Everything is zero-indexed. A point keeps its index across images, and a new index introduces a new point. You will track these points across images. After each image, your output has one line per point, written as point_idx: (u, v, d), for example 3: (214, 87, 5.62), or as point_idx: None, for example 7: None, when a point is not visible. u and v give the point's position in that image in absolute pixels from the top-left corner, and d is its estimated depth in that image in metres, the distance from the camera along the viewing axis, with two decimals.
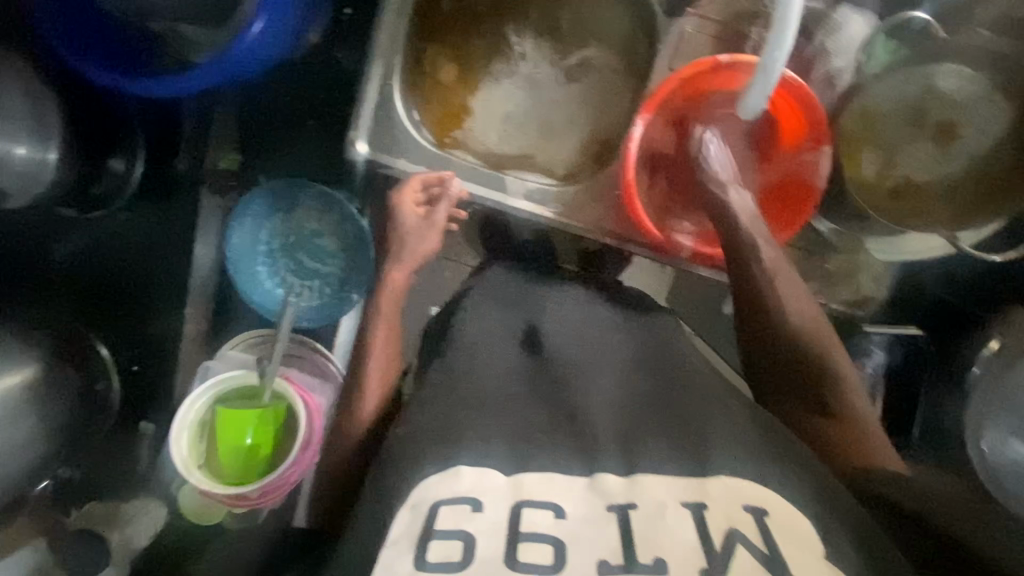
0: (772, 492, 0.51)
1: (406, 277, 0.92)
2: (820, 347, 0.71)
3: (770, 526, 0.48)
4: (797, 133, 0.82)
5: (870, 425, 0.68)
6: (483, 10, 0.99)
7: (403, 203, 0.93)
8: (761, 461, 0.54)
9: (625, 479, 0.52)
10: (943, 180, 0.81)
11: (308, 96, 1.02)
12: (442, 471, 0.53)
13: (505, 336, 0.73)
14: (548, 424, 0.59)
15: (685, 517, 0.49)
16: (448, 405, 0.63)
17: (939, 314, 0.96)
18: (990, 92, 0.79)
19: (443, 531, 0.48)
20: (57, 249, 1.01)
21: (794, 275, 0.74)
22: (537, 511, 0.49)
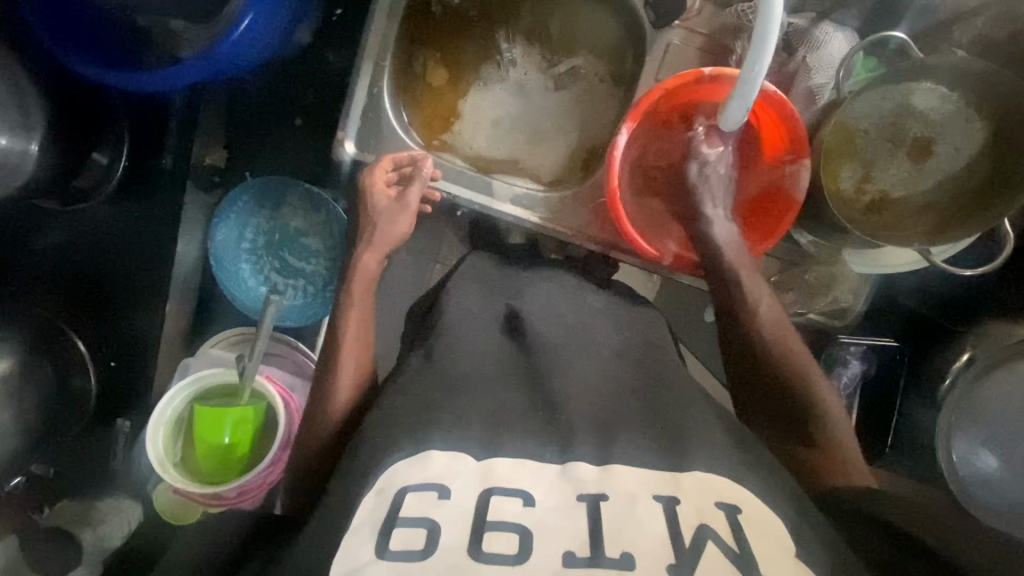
0: (742, 487, 0.53)
1: (376, 263, 0.88)
2: (800, 370, 0.73)
3: (741, 522, 0.49)
4: (778, 146, 0.84)
5: (849, 447, 0.70)
6: (474, 16, 1.00)
7: (375, 185, 0.89)
8: (731, 462, 0.55)
9: (598, 469, 0.53)
10: (918, 196, 0.83)
11: (297, 95, 1.03)
12: (412, 455, 0.54)
13: (488, 320, 0.74)
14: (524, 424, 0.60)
15: (654, 512, 0.49)
16: (432, 388, 0.63)
17: (915, 327, 0.98)
18: (965, 112, 0.80)
19: (409, 517, 0.49)
20: (38, 241, 1.01)
21: (773, 300, 0.76)
22: (508, 498, 0.50)
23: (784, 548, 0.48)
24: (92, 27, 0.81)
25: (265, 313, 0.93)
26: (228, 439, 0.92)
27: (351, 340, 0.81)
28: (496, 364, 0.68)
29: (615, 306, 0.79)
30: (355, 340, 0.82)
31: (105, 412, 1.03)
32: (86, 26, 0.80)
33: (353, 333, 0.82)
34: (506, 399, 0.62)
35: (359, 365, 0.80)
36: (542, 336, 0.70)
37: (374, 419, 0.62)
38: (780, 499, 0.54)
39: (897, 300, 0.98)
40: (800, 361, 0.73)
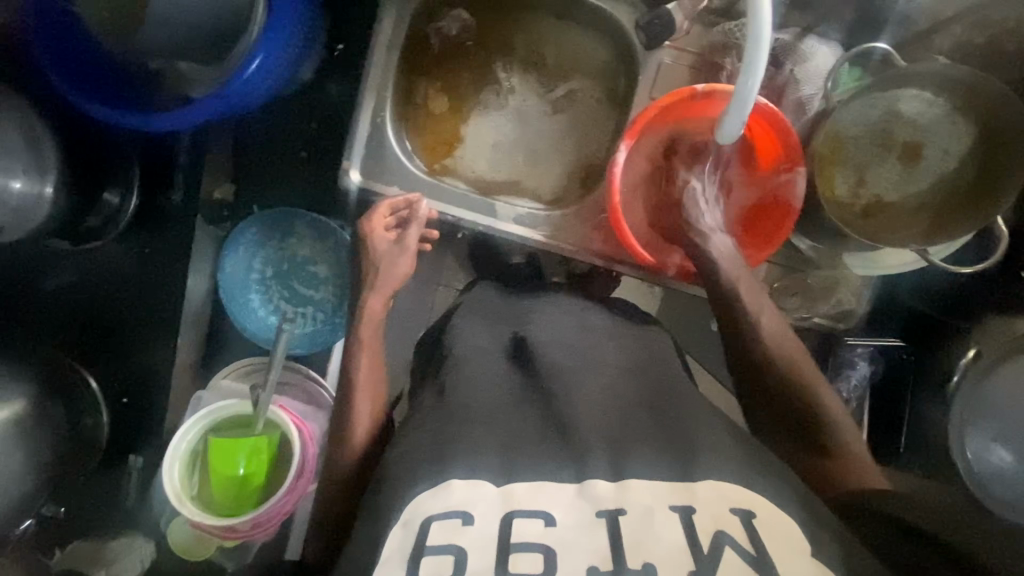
0: (761, 496, 0.54)
1: (383, 305, 0.90)
2: (805, 379, 0.74)
3: (756, 526, 0.51)
4: (773, 157, 0.86)
5: (859, 449, 0.71)
6: (471, 47, 1.04)
7: (374, 231, 0.92)
8: (740, 468, 0.56)
9: (614, 485, 0.55)
10: (911, 197, 0.85)
11: (301, 128, 1.05)
12: (433, 487, 0.56)
13: (494, 348, 0.76)
14: (539, 435, 0.62)
15: (671, 522, 0.51)
16: (456, 422, 0.64)
17: (919, 326, 0.99)
18: (951, 114, 0.83)
19: (436, 546, 0.51)
20: (49, 282, 1.02)
21: (778, 320, 0.77)
22: (528, 520, 0.52)
23: (800, 551, 0.50)
24: (102, 71, 0.82)
25: (279, 340, 0.95)
26: (242, 470, 0.92)
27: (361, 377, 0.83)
28: (505, 391, 0.69)
29: (622, 325, 0.81)
30: (367, 378, 0.84)
31: (118, 450, 1.03)
32: (97, 72, 0.82)
33: (368, 377, 0.84)
34: (519, 425, 0.64)
35: (372, 398, 0.82)
36: (550, 359, 0.72)
37: (397, 451, 0.64)
38: (796, 506, 0.55)
39: (899, 301, 0.99)
40: (807, 372, 0.75)
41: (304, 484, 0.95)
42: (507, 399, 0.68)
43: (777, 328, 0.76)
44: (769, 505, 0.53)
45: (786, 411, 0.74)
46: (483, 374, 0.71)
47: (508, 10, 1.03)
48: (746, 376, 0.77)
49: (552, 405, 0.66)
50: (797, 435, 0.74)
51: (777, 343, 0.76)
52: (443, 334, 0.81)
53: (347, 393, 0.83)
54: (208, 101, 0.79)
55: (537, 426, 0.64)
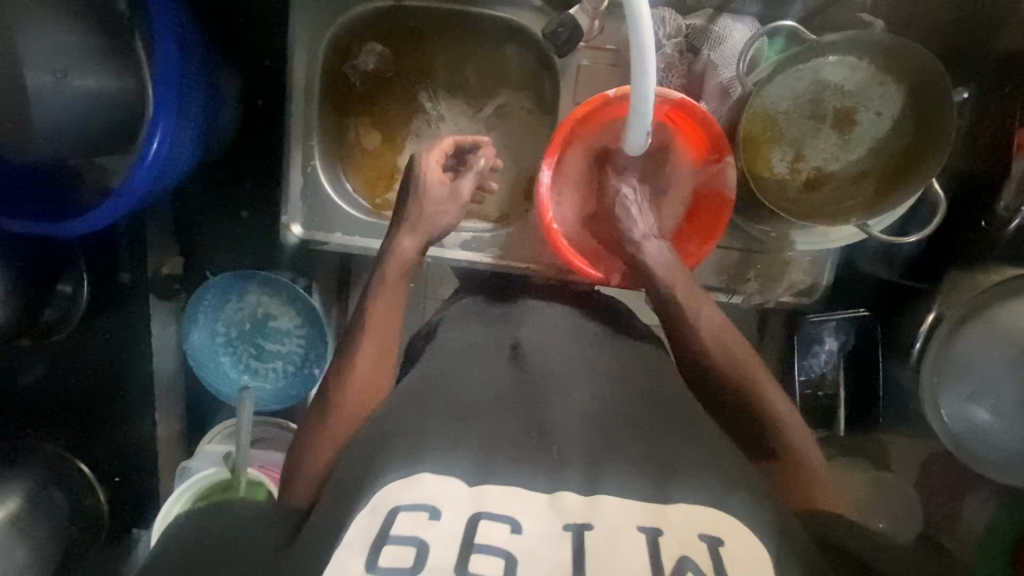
0: (736, 520, 0.53)
1: (417, 249, 0.81)
2: (756, 389, 0.71)
3: (724, 556, 0.51)
4: (701, 148, 0.83)
5: (813, 459, 0.70)
6: (391, 77, 1.02)
7: (430, 165, 0.85)
8: (715, 490, 0.56)
9: (585, 498, 0.54)
10: (852, 165, 0.83)
11: (238, 187, 1.04)
12: (405, 476, 0.55)
13: (489, 349, 0.74)
14: (520, 438, 0.60)
15: (638, 542, 0.50)
16: (436, 414, 0.63)
17: (886, 292, 0.96)
18: (878, 76, 0.80)
19: (400, 535, 0.50)
20: (24, 377, 1.03)
21: (719, 314, 0.75)
22: (495, 524, 0.51)
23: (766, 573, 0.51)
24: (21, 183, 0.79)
25: (241, 403, 0.96)
26: None
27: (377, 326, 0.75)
28: (492, 391, 0.67)
29: (589, 324, 0.80)
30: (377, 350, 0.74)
31: (122, 523, 1.07)
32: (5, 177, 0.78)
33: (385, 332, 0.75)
34: (500, 427, 0.62)
35: (380, 350, 0.75)
36: (541, 362, 0.71)
37: None
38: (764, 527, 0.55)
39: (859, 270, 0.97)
40: (755, 378, 0.72)
41: None
42: (500, 396, 0.66)
43: (712, 334, 0.74)
44: (742, 530, 0.52)
45: (737, 414, 0.72)
46: (477, 375, 0.69)
47: (423, 32, 1.00)
48: (692, 375, 0.75)
49: (533, 409, 0.65)
50: (746, 439, 0.72)
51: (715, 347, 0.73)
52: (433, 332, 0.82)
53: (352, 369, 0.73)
54: (114, 197, 0.75)
55: (521, 428, 0.62)
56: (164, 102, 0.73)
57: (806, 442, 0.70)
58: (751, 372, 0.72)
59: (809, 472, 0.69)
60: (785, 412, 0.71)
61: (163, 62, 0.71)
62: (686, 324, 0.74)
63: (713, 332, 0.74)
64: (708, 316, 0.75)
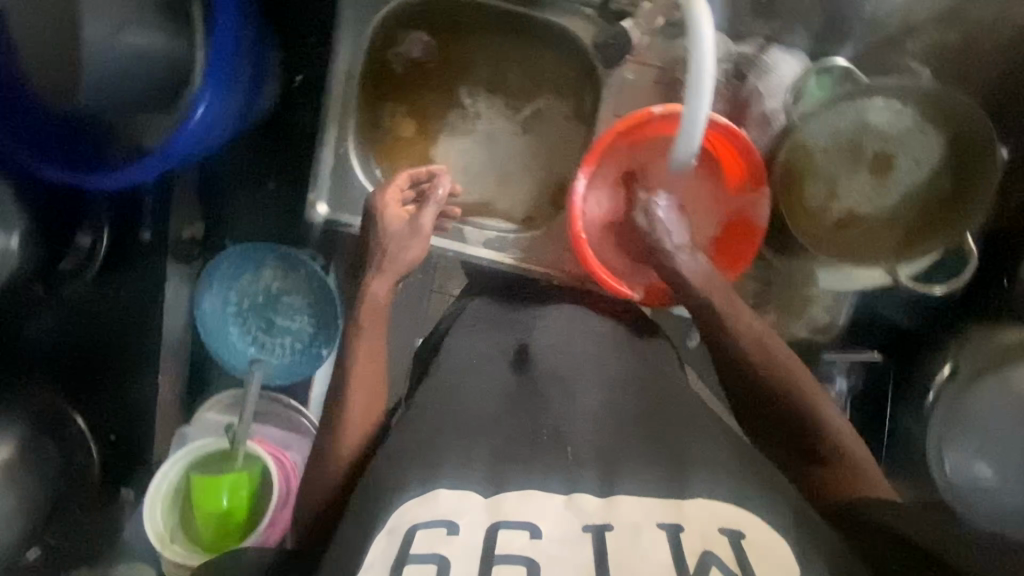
0: (747, 511, 0.54)
1: (387, 291, 0.81)
2: (794, 386, 0.74)
3: (745, 547, 0.51)
4: (738, 175, 0.83)
5: (854, 452, 0.72)
6: (434, 69, 1.02)
7: (388, 202, 0.85)
8: (735, 489, 0.56)
9: (602, 500, 0.55)
10: (884, 210, 0.83)
11: (268, 160, 1.04)
12: (420, 496, 0.56)
13: (495, 355, 0.75)
14: (528, 438, 0.62)
15: (659, 540, 0.51)
16: (441, 426, 0.64)
17: (898, 339, 0.97)
18: (921, 124, 0.80)
19: (418, 554, 0.51)
20: (33, 326, 1.02)
21: (755, 324, 0.76)
22: (514, 531, 0.52)
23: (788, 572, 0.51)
24: (57, 137, 0.80)
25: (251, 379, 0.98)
26: (225, 504, 0.94)
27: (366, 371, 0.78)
28: (502, 397, 0.68)
29: (614, 329, 0.79)
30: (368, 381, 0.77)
31: (112, 481, 1.06)
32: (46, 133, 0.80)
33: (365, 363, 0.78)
34: (514, 433, 0.62)
35: (368, 391, 0.77)
36: (549, 368, 0.71)
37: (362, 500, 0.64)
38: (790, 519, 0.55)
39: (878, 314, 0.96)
40: (793, 378, 0.74)
41: (286, 514, 0.96)
42: (504, 405, 0.67)
43: (756, 346, 0.75)
44: (764, 526, 0.53)
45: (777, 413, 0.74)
46: (481, 381, 0.71)
47: (470, 27, 1.00)
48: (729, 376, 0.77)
49: (543, 412, 0.66)
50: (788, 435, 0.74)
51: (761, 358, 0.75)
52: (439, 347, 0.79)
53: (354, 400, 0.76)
54: (154, 157, 0.76)
55: (529, 428, 0.64)
56: (215, 71, 0.74)
57: (847, 437, 0.72)
58: (791, 370, 0.74)
59: (851, 467, 0.71)
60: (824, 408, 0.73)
61: (222, 31, 0.73)
62: (721, 333, 0.76)
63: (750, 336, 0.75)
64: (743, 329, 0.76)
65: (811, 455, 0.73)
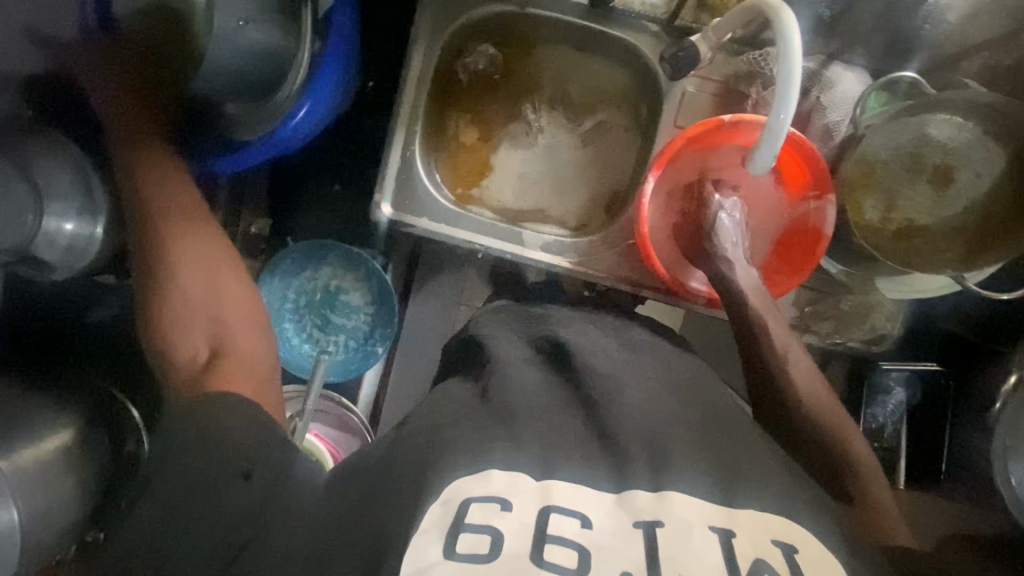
0: (796, 525, 0.52)
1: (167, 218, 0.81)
2: (833, 422, 0.75)
3: (798, 562, 0.50)
4: (802, 185, 0.87)
5: (875, 485, 0.72)
6: (498, 79, 1.06)
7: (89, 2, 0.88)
8: (782, 497, 0.54)
9: (653, 495, 0.52)
10: (948, 221, 0.84)
11: (333, 161, 1.07)
12: (473, 472, 0.51)
13: (531, 357, 0.72)
14: (580, 442, 0.57)
15: (710, 541, 0.49)
16: (486, 419, 0.59)
17: (951, 346, 1.01)
18: (983, 138, 0.83)
19: (473, 525, 0.48)
20: (93, 314, 1.05)
21: (804, 355, 0.79)
22: (565, 517, 0.49)
23: None
24: None
25: (316, 372, 1.00)
26: None
27: (187, 314, 0.76)
28: (548, 394, 0.65)
29: (661, 344, 0.79)
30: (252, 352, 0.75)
31: None
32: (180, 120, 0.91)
33: (240, 336, 0.76)
34: (565, 425, 0.60)
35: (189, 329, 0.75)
36: (590, 366, 0.68)
37: None
38: (829, 528, 0.54)
39: (936, 323, 1.00)
40: (833, 415, 0.75)
41: None
42: (552, 401, 0.63)
43: (802, 374, 0.77)
44: (811, 539, 0.51)
45: (808, 446, 0.74)
46: (520, 376, 0.67)
47: (534, 42, 1.05)
48: (767, 403, 0.77)
49: (587, 410, 0.63)
50: (819, 463, 0.73)
51: (807, 399, 0.75)
52: (475, 340, 0.78)
53: (229, 363, 0.72)
54: (261, 145, 0.87)
55: (578, 431, 0.59)
56: (322, 80, 0.86)
57: (878, 486, 0.72)
58: (828, 408, 0.75)
59: (873, 501, 0.71)
60: (852, 443, 0.74)
61: (335, 48, 0.86)
62: (772, 357, 0.77)
63: (796, 359, 0.77)
64: (798, 364, 0.78)
65: (840, 492, 0.71)
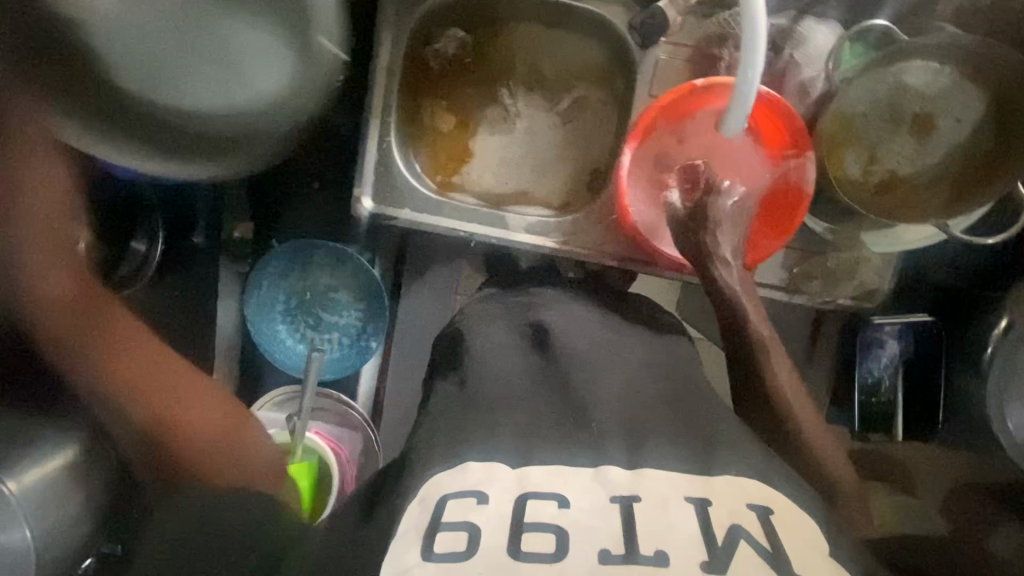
0: (777, 492, 0.52)
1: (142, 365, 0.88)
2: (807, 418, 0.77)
3: (775, 524, 0.49)
4: (780, 144, 0.86)
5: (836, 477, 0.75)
6: (469, 63, 1.04)
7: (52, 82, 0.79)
8: (759, 466, 0.54)
9: (630, 472, 0.52)
10: (927, 170, 0.85)
11: (310, 159, 1.07)
12: (449, 467, 0.53)
13: (517, 341, 0.72)
14: (558, 420, 0.58)
15: (688, 513, 0.49)
16: (470, 412, 0.60)
17: (950, 297, 1.00)
18: (959, 81, 0.82)
19: (450, 522, 0.48)
20: None
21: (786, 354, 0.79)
22: (542, 501, 0.49)
23: (818, 550, 0.49)
24: None
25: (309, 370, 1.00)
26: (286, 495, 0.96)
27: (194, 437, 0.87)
28: (532, 378, 0.65)
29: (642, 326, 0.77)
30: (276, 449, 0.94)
31: None
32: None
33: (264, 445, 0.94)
34: (552, 406, 0.60)
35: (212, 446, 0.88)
36: (572, 344, 0.69)
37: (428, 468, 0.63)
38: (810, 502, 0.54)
39: (927, 276, 1.00)
40: (807, 413, 0.77)
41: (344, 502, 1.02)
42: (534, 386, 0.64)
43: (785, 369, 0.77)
44: (788, 502, 0.51)
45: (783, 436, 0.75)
46: (505, 364, 0.68)
47: (503, 22, 1.04)
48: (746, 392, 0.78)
49: (570, 391, 0.63)
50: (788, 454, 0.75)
51: (794, 401, 0.76)
52: (460, 332, 0.77)
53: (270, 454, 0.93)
54: (226, 145, 0.86)
55: (558, 411, 0.60)
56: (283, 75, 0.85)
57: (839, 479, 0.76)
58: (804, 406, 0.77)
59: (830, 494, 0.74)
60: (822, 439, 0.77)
61: None
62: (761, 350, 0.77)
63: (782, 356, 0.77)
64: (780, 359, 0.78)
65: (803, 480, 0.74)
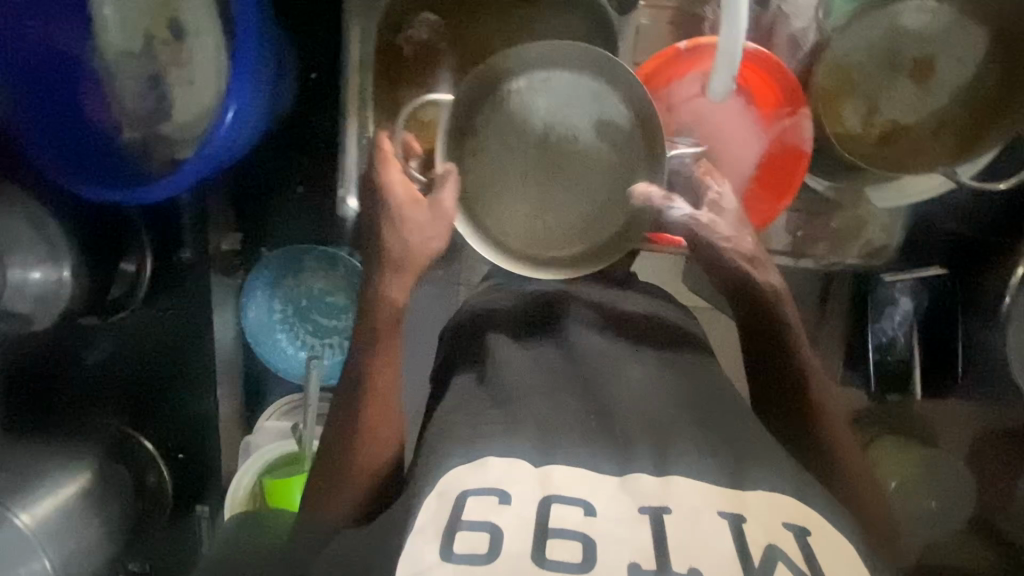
0: (812, 510, 0.49)
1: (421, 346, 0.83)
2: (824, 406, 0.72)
3: (812, 546, 0.47)
4: (773, 103, 0.82)
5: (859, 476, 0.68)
6: None
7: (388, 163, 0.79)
8: (791, 478, 0.52)
9: (658, 480, 0.50)
10: (930, 116, 0.81)
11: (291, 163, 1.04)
12: (470, 462, 0.50)
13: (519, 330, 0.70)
14: (578, 421, 0.56)
15: (719, 526, 0.47)
16: (478, 409, 0.57)
17: (960, 250, 0.97)
18: (959, 19, 0.77)
19: (472, 519, 0.46)
20: (88, 355, 1.03)
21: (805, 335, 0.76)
22: (567, 507, 0.47)
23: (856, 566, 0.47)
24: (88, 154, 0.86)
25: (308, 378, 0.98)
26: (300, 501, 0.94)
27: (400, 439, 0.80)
28: (543, 372, 0.63)
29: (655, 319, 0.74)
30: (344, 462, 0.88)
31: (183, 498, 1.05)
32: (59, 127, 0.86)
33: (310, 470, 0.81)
34: (562, 401, 0.59)
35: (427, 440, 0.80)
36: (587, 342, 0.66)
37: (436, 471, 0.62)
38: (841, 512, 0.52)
39: (936, 227, 0.96)
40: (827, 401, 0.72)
41: None
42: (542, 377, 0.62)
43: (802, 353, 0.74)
44: (831, 527, 0.49)
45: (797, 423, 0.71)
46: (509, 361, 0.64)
47: None
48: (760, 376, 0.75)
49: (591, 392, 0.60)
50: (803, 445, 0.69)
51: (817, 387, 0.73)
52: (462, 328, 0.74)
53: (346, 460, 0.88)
54: (195, 160, 0.79)
55: (577, 411, 0.58)
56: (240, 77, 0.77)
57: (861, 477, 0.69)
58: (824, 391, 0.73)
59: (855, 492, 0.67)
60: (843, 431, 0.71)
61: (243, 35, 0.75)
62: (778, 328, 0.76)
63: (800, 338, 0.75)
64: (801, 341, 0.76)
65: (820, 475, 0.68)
